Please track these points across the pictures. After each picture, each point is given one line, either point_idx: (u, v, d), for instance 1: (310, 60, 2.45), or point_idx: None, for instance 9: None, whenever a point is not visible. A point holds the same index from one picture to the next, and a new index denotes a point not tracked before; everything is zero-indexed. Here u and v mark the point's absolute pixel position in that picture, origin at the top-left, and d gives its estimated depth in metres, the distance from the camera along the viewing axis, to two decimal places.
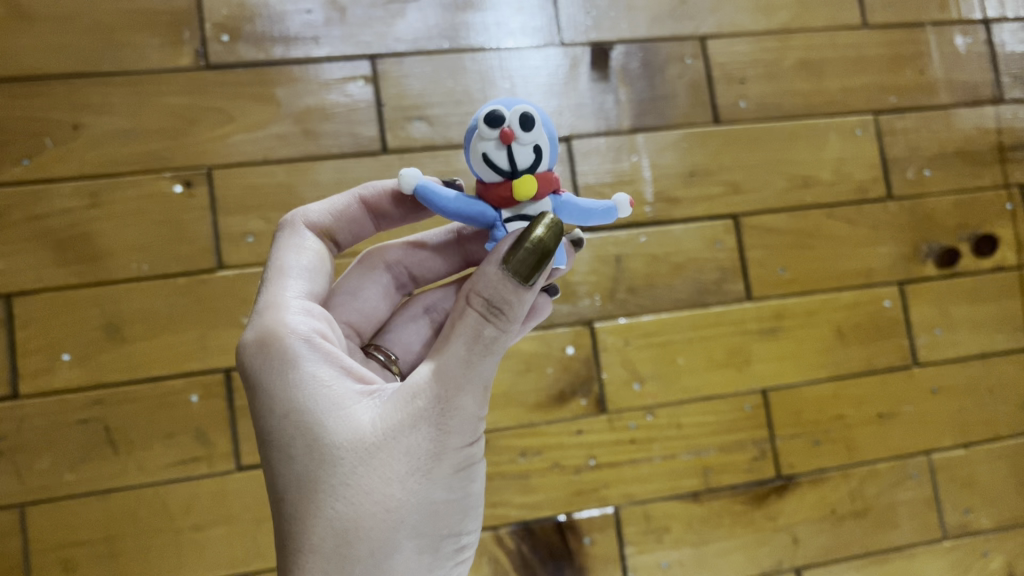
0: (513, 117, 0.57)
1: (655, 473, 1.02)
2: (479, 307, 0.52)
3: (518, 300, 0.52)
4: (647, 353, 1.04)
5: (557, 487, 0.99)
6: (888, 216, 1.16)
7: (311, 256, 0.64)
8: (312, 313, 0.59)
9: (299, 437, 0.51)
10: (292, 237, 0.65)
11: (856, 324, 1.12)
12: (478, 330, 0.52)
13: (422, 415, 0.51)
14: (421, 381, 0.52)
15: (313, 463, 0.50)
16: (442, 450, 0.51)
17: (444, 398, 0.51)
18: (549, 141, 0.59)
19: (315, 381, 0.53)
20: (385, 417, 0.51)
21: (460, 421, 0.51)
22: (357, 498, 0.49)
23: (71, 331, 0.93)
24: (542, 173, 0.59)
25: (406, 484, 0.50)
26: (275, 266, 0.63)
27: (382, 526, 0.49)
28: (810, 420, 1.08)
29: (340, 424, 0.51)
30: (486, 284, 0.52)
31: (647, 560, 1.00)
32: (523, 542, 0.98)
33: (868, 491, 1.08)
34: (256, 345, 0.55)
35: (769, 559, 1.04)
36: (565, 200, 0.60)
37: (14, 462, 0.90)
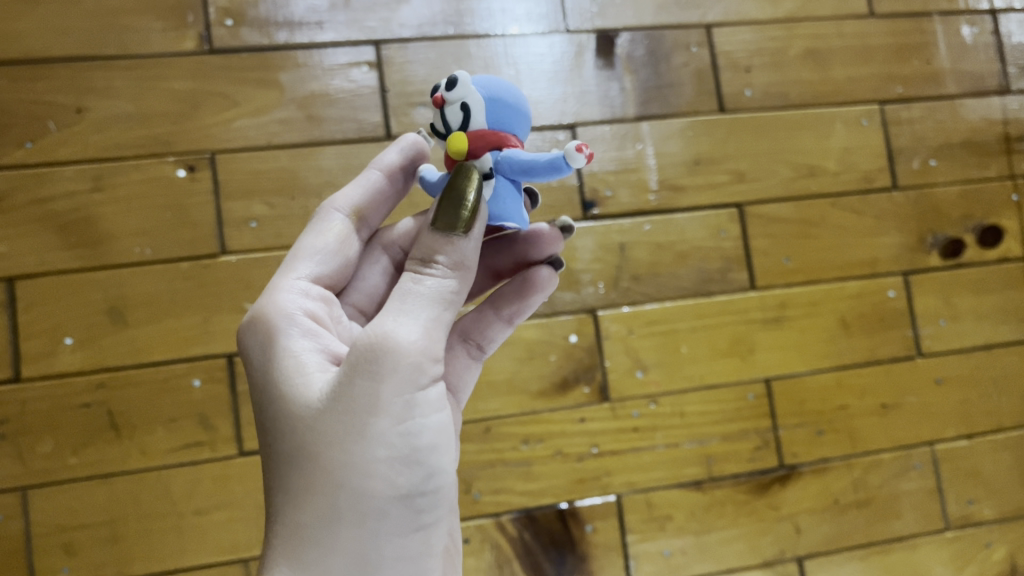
0: (444, 82, 0.58)
1: (657, 462, 1.02)
2: (414, 262, 0.53)
3: (451, 249, 0.52)
4: (650, 342, 1.03)
5: (558, 474, 0.99)
6: (893, 206, 1.15)
7: (331, 237, 0.65)
8: (312, 293, 0.61)
9: (266, 409, 0.53)
10: (321, 220, 0.66)
11: (860, 314, 1.11)
12: (416, 284, 0.52)
13: (351, 373, 0.49)
14: (355, 339, 0.50)
15: (275, 434, 0.52)
16: (373, 406, 0.49)
17: (371, 352, 0.49)
18: (490, 100, 0.57)
19: (284, 355, 0.54)
20: (329, 382, 0.51)
21: (395, 375, 0.49)
22: (306, 465, 0.50)
23: (73, 315, 0.93)
24: (478, 130, 0.57)
25: (341, 446, 0.49)
26: (296, 248, 0.64)
27: (326, 491, 0.49)
28: (814, 410, 1.08)
29: (297, 393, 0.52)
30: (421, 244, 0.53)
31: (648, 548, 1.00)
32: (524, 529, 0.97)
33: (871, 481, 1.08)
34: (247, 327, 0.58)
35: (770, 549, 1.04)
36: (502, 155, 0.56)
37: (16, 445, 0.90)
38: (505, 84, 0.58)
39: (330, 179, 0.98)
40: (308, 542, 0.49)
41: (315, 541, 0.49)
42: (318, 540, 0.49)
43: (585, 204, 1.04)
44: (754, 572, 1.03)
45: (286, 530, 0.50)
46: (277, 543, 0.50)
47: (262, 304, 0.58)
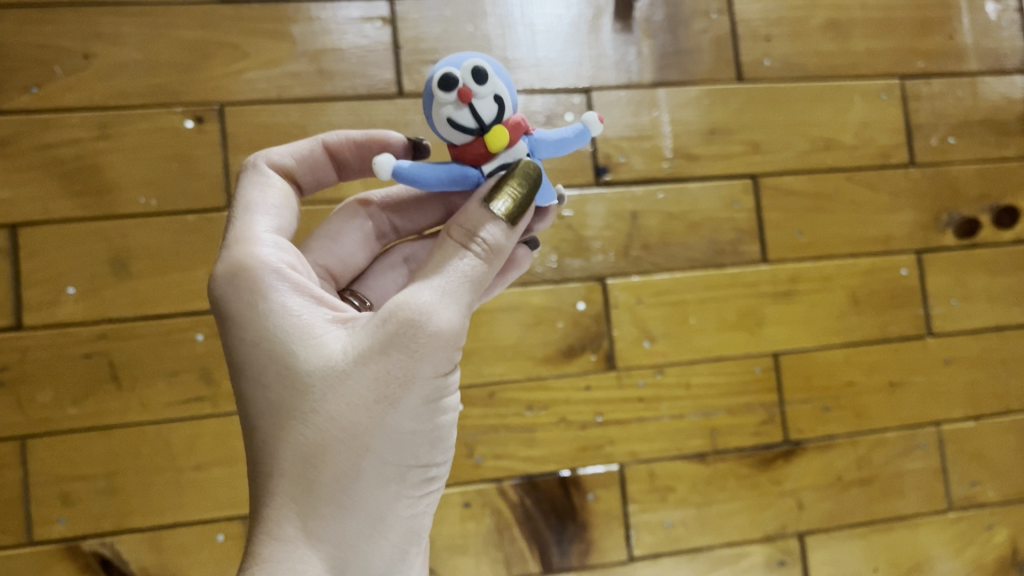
0: (466, 74, 0.56)
1: (661, 433, 1.01)
2: (459, 237, 0.53)
3: (500, 234, 0.53)
4: (658, 312, 1.02)
5: (561, 442, 0.98)
6: (909, 182, 1.13)
7: (275, 192, 0.62)
8: (281, 245, 0.56)
9: (265, 366, 0.50)
10: (260, 173, 0.62)
11: (871, 291, 1.10)
12: (458, 262, 0.52)
13: (392, 342, 0.49)
14: (394, 307, 0.49)
15: (283, 390, 0.50)
16: (415, 377, 0.49)
17: (411, 326, 0.49)
18: (507, 90, 0.58)
19: (287, 309, 0.51)
20: (357, 345, 0.50)
21: (433, 348, 0.49)
22: (324, 425, 0.49)
23: (77, 264, 0.91)
24: (510, 120, 0.58)
25: (373, 412, 0.48)
26: (241, 201, 0.60)
27: (355, 453, 0.49)
28: (821, 385, 1.07)
29: (315, 352, 0.50)
30: (467, 217, 0.54)
31: (650, 518, 0.99)
32: (526, 495, 0.97)
33: (875, 459, 1.07)
34: (226, 273, 0.53)
35: (772, 524, 1.03)
36: (537, 137, 0.61)
37: (16, 393, 0.90)
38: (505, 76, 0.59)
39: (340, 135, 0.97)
40: (322, 501, 0.49)
41: (333, 501, 0.49)
42: (335, 501, 0.49)
43: (598, 169, 1.02)
44: (755, 547, 1.02)
45: (295, 488, 0.49)
46: (285, 500, 0.49)
47: (239, 252, 0.54)
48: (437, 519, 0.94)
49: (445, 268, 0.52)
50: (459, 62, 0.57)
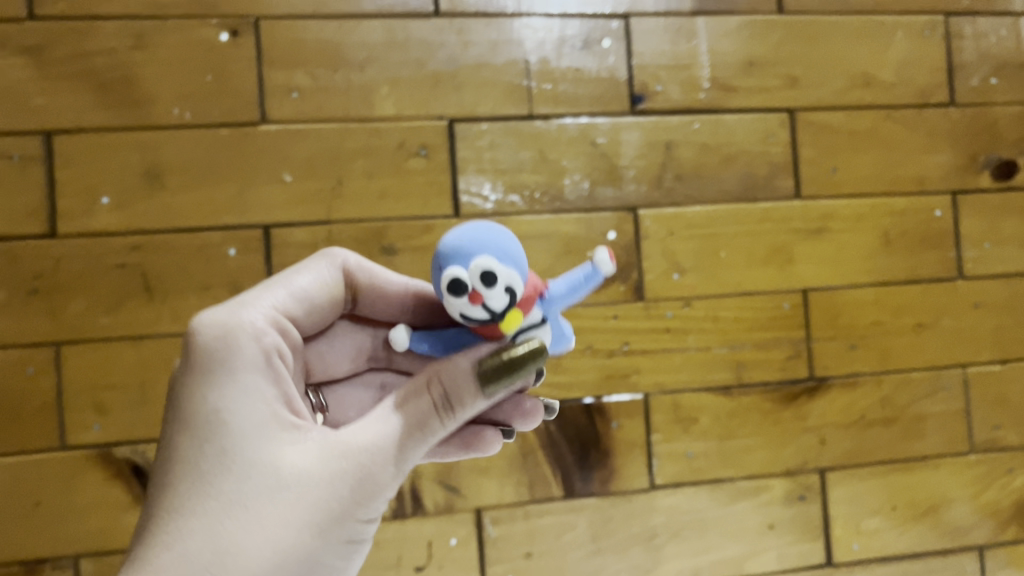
0: (472, 277, 0.52)
1: (687, 364, 1.01)
2: (436, 395, 0.55)
3: (471, 404, 0.54)
4: (689, 244, 1.01)
5: (587, 370, 0.98)
6: (948, 123, 1.11)
7: (316, 285, 0.65)
8: (276, 322, 0.60)
9: (213, 451, 0.52)
10: (322, 265, 0.66)
11: (904, 232, 1.09)
12: (425, 418, 0.55)
13: (343, 477, 0.53)
14: (356, 445, 0.54)
15: (220, 470, 0.51)
16: (341, 523, 0.53)
17: (369, 468, 0.53)
18: (511, 270, 0.53)
19: (258, 395, 0.54)
20: (309, 462, 0.53)
21: (371, 492, 0.54)
22: (252, 529, 0.50)
23: (111, 175, 0.91)
24: (521, 293, 0.55)
25: (301, 533, 0.51)
26: (282, 277, 0.64)
27: (268, 559, 0.50)
28: (848, 324, 1.06)
29: (270, 452, 0.52)
30: (452, 375, 0.54)
31: (672, 449, 1.00)
32: (550, 421, 0.97)
33: (900, 399, 1.06)
34: (216, 332, 0.56)
35: (794, 459, 1.03)
36: (552, 301, 0.57)
37: (50, 300, 0.90)
38: (499, 236, 0.54)
39: (375, 55, 0.96)
40: None
41: None
42: None
43: (633, 97, 1.01)
44: (776, 481, 1.02)
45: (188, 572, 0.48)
46: None
47: (234, 317, 0.57)
48: None
49: (411, 418, 0.55)
50: (466, 258, 0.52)
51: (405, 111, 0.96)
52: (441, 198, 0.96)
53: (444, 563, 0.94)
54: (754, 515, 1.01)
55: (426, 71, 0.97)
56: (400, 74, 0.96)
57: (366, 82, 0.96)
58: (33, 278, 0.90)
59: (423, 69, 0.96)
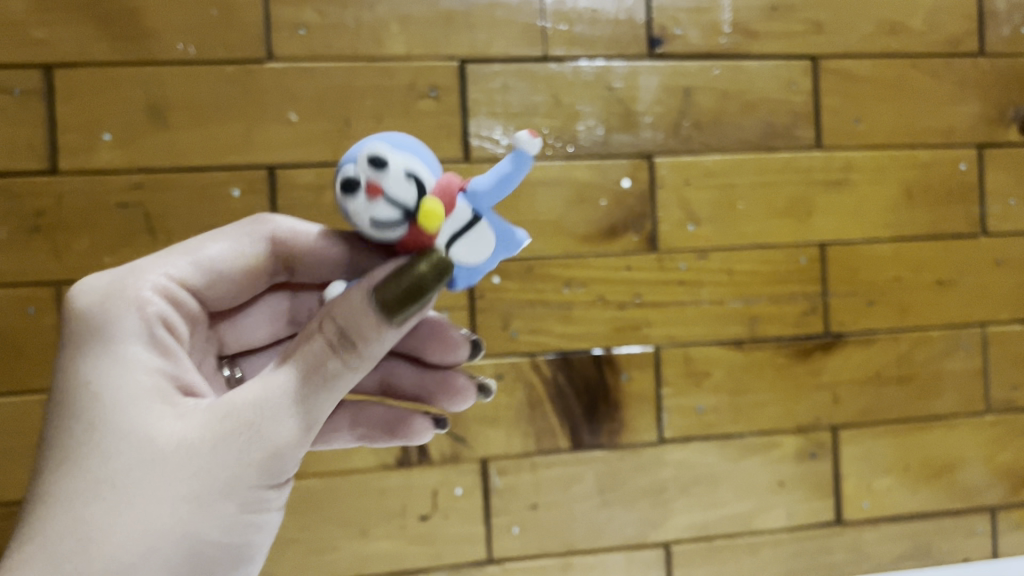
0: (362, 169, 0.50)
1: (700, 317, 0.98)
2: (331, 334, 0.52)
3: (373, 339, 0.51)
4: (706, 194, 0.99)
5: (598, 321, 0.96)
6: (977, 73, 1.07)
7: (229, 254, 0.63)
8: (169, 292, 0.59)
9: (81, 429, 0.51)
10: (244, 235, 0.65)
11: (927, 186, 1.05)
12: (322, 360, 0.52)
13: (229, 441, 0.50)
14: (242, 404, 0.51)
15: (90, 447, 0.50)
16: (233, 487, 0.51)
17: (253, 427, 0.51)
18: (413, 155, 0.52)
19: (135, 364, 0.53)
20: (187, 429, 0.51)
21: (260, 457, 0.51)
22: (120, 508, 0.48)
23: (114, 111, 0.89)
24: (436, 183, 0.52)
25: (178, 508, 0.49)
26: (193, 245, 0.63)
27: (139, 538, 0.48)
28: (866, 279, 1.03)
29: (141, 422, 0.51)
30: (346, 310, 0.51)
31: (683, 403, 0.98)
32: (558, 372, 0.96)
33: (916, 357, 1.04)
34: (95, 302, 0.56)
35: (806, 415, 1.01)
36: (475, 192, 0.54)
37: (52, 239, 0.88)
38: (400, 138, 0.52)
39: None
40: None
41: None
42: None
43: (651, 41, 0.97)
44: (787, 438, 1.00)
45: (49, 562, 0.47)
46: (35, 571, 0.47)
47: (118, 287, 0.57)
48: None
49: (307, 368, 0.52)
50: (354, 155, 0.51)
51: (415, 51, 0.93)
52: (451, 141, 0.93)
53: (450, 512, 0.94)
54: (764, 471, 1.00)
55: (438, 9, 0.93)
56: (411, 12, 0.93)
57: (376, 20, 0.92)
58: (34, 214, 0.88)
59: (435, 6, 0.93)
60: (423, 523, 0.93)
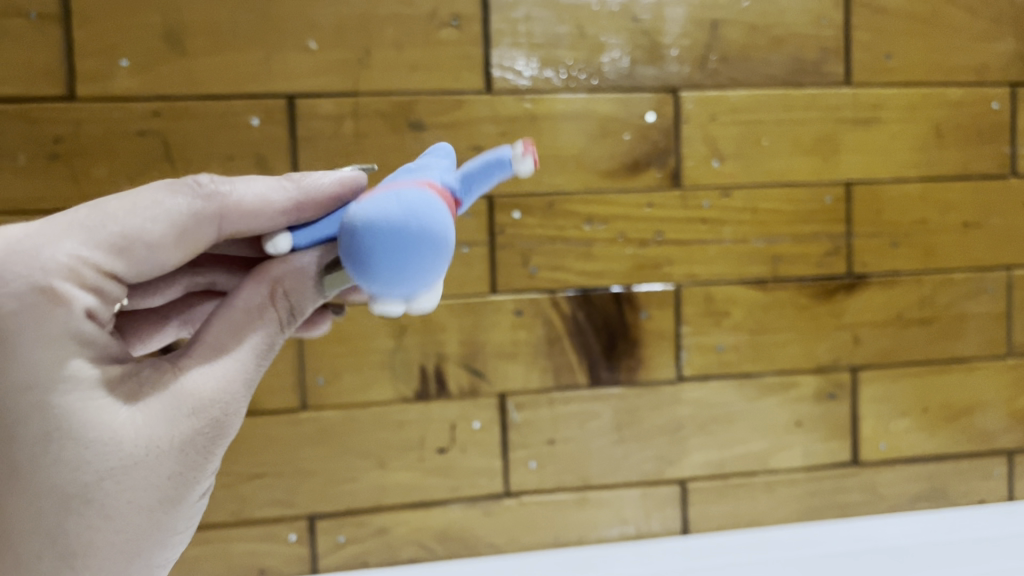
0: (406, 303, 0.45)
1: (722, 256, 0.97)
2: (282, 310, 0.48)
3: (316, 306, 0.49)
4: (731, 131, 0.96)
5: (618, 259, 0.95)
6: (1014, 8, 1.03)
7: (161, 228, 0.46)
8: (102, 260, 0.46)
9: (24, 435, 0.42)
10: (181, 203, 0.47)
11: (957, 125, 1.02)
12: (270, 333, 0.48)
13: (193, 440, 0.46)
14: (205, 396, 0.46)
15: (43, 463, 0.43)
16: (196, 482, 0.47)
17: (221, 420, 0.47)
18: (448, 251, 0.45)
19: (75, 351, 0.43)
20: (153, 431, 0.45)
21: (223, 443, 0.48)
22: (98, 525, 0.44)
23: (131, 37, 0.87)
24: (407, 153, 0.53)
25: (154, 513, 0.46)
26: (109, 213, 0.45)
27: (122, 548, 0.45)
28: (891, 220, 1.01)
29: (104, 427, 0.43)
30: (295, 282, 0.47)
31: (702, 341, 0.97)
32: (578, 309, 0.95)
33: (939, 299, 1.02)
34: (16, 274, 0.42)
35: (826, 356, 1.00)
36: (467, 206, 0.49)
37: (70, 166, 0.87)
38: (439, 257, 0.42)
39: None
40: None
41: None
42: None
43: None
44: (806, 378, 1.00)
45: None
46: None
47: (37, 252, 0.43)
48: (489, 325, 0.93)
49: (254, 338, 0.48)
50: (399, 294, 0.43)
51: None
52: (473, 72, 0.91)
53: (467, 445, 0.94)
54: (782, 411, 0.99)
55: None
56: None
57: None
58: (52, 141, 0.87)
59: None
60: (441, 455, 0.94)
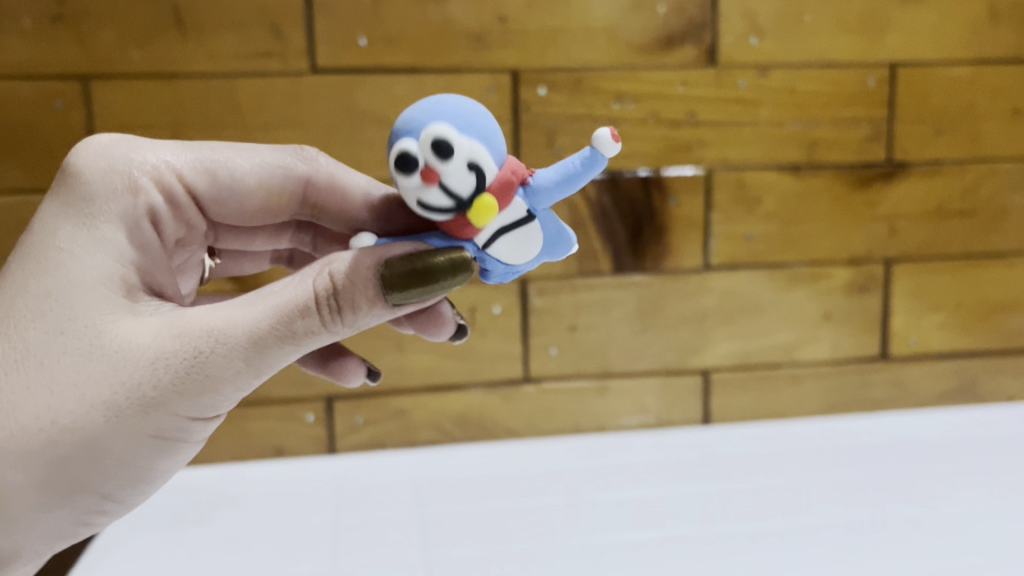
0: (424, 150, 0.42)
1: (756, 139, 0.92)
2: (321, 289, 0.44)
3: (365, 311, 0.44)
4: (773, 5, 0.89)
5: (648, 140, 0.90)
6: None
7: (251, 167, 0.56)
8: (164, 179, 0.52)
9: (23, 289, 0.45)
10: (287, 156, 0.58)
11: (1014, 4, 0.94)
12: (296, 312, 0.44)
13: (170, 362, 0.43)
14: (205, 325, 0.44)
15: (25, 317, 0.44)
16: (155, 413, 0.43)
17: (204, 357, 0.43)
18: (484, 139, 0.43)
19: (108, 247, 0.47)
20: (138, 337, 0.44)
21: (199, 389, 0.44)
22: (43, 395, 0.42)
23: None
24: (496, 172, 0.45)
25: (99, 411, 0.43)
26: (210, 149, 0.56)
27: (45, 431, 0.42)
28: (936, 106, 0.94)
29: (93, 314, 0.44)
30: (348, 271, 0.44)
31: (732, 230, 0.93)
32: (604, 194, 0.90)
33: (983, 190, 0.97)
34: (94, 164, 0.49)
35: (860, 248, 0.96)
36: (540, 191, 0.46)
37: (77, 30, 0.82)
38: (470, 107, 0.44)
39: None
40: None
41: None
42: None
43: None
44: (838, 269, 0.96)
45: None
46: None
47: (113, 153, 0.50)
48: None
49: (279, 307, 0.44)
50: (419, 125, 0.43)
51: None
52: None
53: (487, 330, 0.92)
54: (811, 303, 0.96)
55: None
56: None
57: None
58: (56, 3, 0.81)
59: None
60: (460, 339, 0.92)
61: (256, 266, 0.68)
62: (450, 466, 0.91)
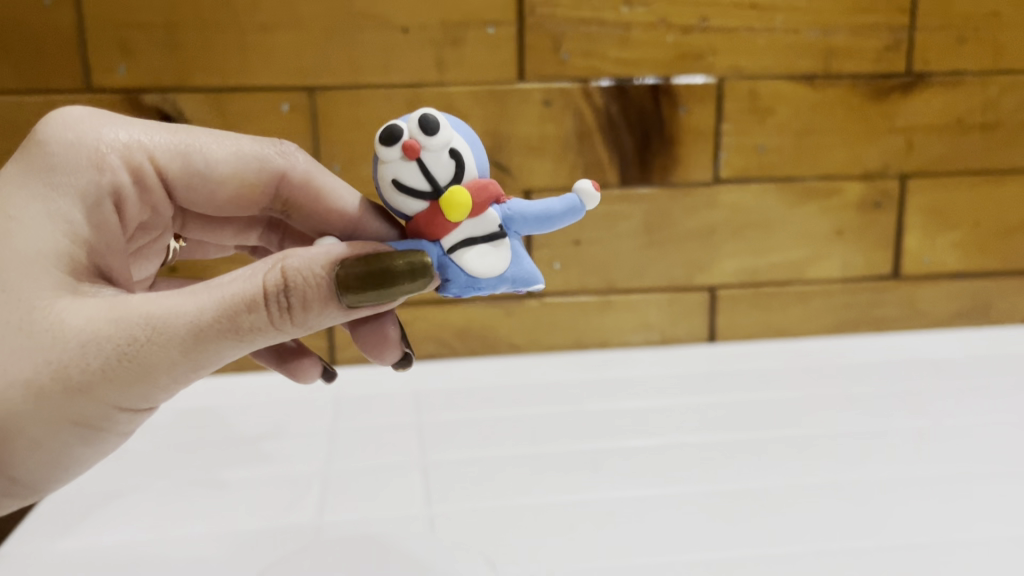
0: (411, 125, 0.47)
1: (770, 47, 0.88)
2: (273, 284, 0.42)
3: (316, 310, 0.43)
4: None
5: (657, 46, 0.87)
6: None
7: (226, 154, 0.54)
8: (132, 158, 0.51)
9: None
10: (268, 148, 0.56)
11: None
12: (243, 306, 0.42)
13: (106, 348, 0.41)
14: (150, 310, 0.41)
15: None
16: (87, 396, 0.41)
17: (141, 347, 0.41)
18: (468, 143, 0.48)
19: (62, 223, 0.45)
20: (77, 317, 0.41)
21: (131, 377, 0.41)
22: None
23: None
24: (471, 180, 0.48)
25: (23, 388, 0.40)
26: (189, 132, 0.54)
27: None
28: (960, 14, 0.90)
29: (34, 292, 0.42)
30: (305, 270, 0.42)
31: (743, 142, 0.90)
32: (612, 102, 0.87)
33: (1006, 104, 0.93)
34: (63, 136, 0.48)
35: (874, 162, 0.93)
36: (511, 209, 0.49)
37: None
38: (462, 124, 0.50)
39: None
40: None
41: None
42: None
43: None
44: (851, 185, 0.93)
45: None
46: None
47: (80, 125, 0.49)
48: (516, 115, 0.87)
49: (227, 297, 0.42)
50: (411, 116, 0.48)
51: None
52: None
53: None
54: (823, 219, 0.94)
55: None
56: None
57: None
58: None
59: None
60: None
61: (218, 250, 0.66)
62: (456, 372, 0.89)
